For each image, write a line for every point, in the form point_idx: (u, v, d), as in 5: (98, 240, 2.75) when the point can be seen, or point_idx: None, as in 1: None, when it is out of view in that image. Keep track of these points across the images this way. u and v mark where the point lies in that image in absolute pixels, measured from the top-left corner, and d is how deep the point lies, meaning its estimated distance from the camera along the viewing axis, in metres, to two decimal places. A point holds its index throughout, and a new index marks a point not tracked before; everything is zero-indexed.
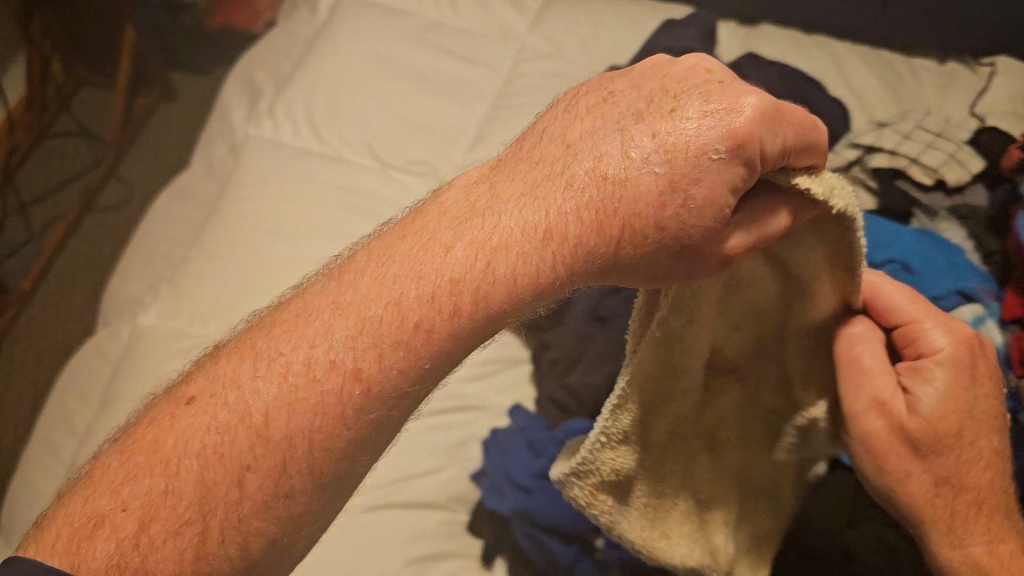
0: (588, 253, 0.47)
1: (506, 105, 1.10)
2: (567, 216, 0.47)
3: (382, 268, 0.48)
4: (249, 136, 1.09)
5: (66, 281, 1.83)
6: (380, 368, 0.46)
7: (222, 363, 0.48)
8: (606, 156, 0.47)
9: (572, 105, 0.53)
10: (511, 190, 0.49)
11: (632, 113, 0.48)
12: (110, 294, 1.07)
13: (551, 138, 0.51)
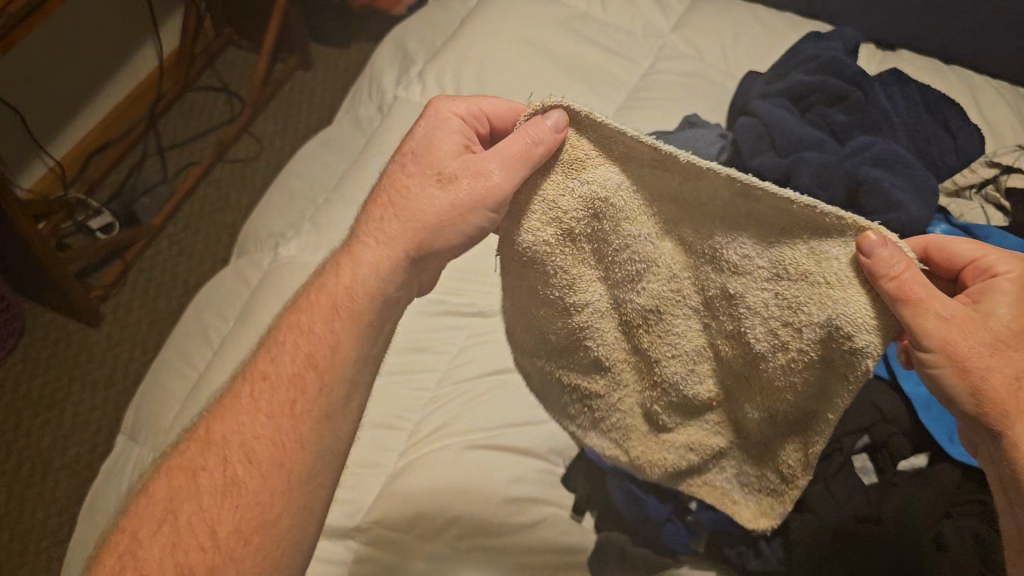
0: (444, 202, 0.64)
1: (641, 98, 1.14)
2: (410, 187, 0.66)
3: (324, 296, 0.66)
4: (398, 98, 1.17)
5: (196, 223, 1.91)
6: (368, 276, 0.65)
7: (203, 422, 0.63)
8: (415, 184, 0.65)
9: (388, 175, 0.68)
10: (376, 234, 0.66)
11: (409, 160, 0.67)
12: (253, 225, 1.16)
13: (383, 199, 0.67)
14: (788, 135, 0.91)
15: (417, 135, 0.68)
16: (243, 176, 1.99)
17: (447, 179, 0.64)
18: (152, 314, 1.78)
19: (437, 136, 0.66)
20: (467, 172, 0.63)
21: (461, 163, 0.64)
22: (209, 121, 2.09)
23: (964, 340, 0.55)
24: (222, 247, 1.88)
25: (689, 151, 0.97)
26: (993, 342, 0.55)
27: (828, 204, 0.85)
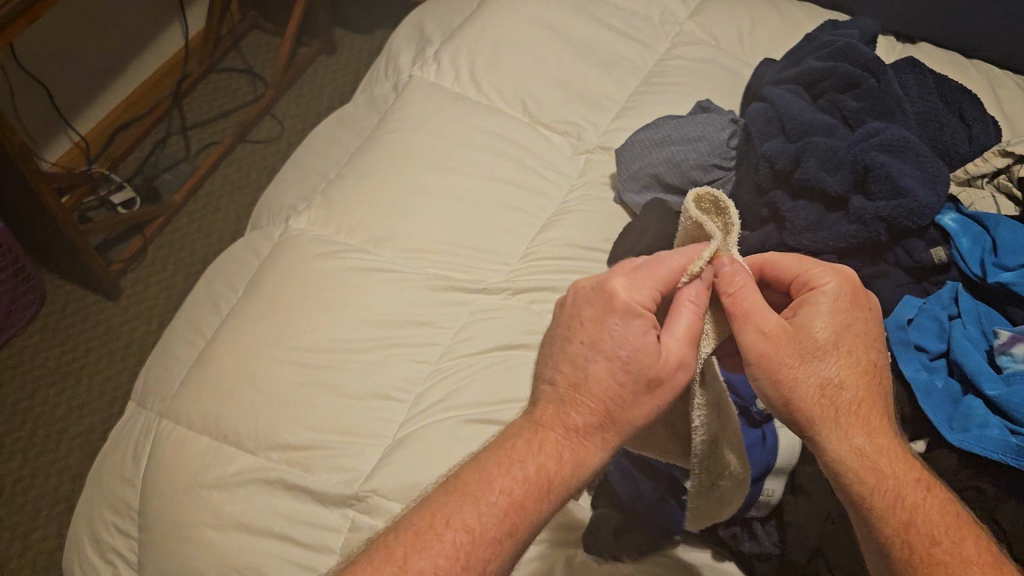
0: (636, 394, 0.63)
1: (655, 83, 1.14)
2: (611, 388, 0.63)
3: (533, 437, 0.63)
4: (414, 78, 1.17)
5: (215, 200, 1.93)
6: (585, 448, 0.63)
7: (400, 535, 0.58)
8: (615, 366, 0.63)
9: (563, 342, 0.66)
10: (582, 402, 0.63)
11: (587, 344, 0.64)
12: (268, 202, 1.17)
13: (560, 365, 0.65)
14: (798, 120, 0.91)
15: (592, 312, 0.65)
16: (264, 156, 2.00)
17: (653, 383, 0.63)
18: (170, 290, 1.80)
19: (609, 316, 0.64)
20: (664, 367, 0.64)
21: (671, 360, 0.64)
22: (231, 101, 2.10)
23: (777, 355, 0.65)
24: (240, 226, 1.89)
25: (699, 137, 0.97)
26: (802, 355, 0.65)
27: (835, 190, 0.85)
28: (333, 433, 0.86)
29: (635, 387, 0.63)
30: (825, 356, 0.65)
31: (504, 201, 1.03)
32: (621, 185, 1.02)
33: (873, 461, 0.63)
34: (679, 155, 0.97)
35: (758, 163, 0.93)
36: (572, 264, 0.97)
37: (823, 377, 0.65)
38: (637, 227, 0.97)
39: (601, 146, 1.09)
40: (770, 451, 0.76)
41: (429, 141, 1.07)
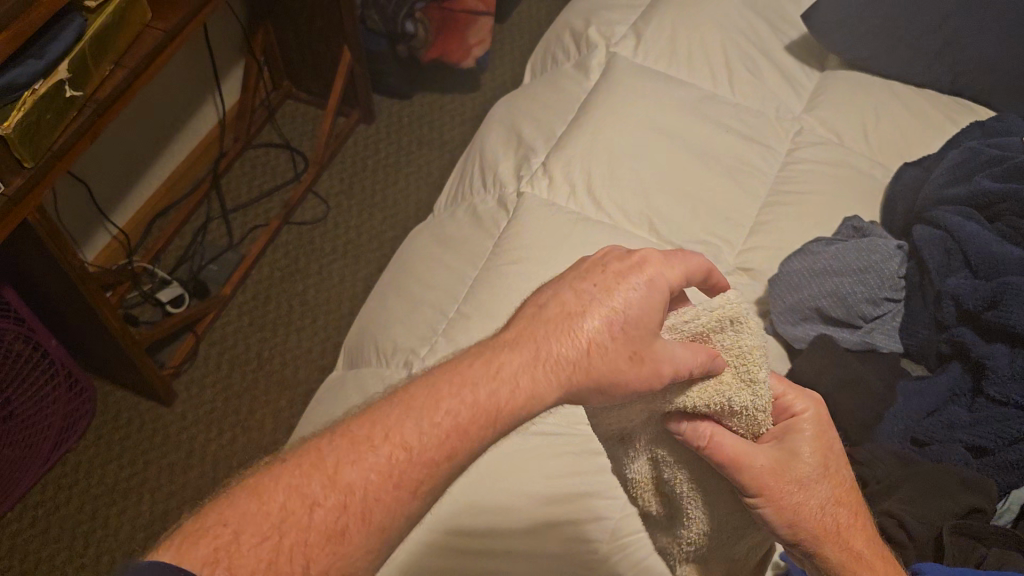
0: (615, 355, 0.63)
1: (785, 192, 1.07)
2: (586, 346, 0.63)
3: (493, 365, 0.61)
4: (523, 193, 1.09)
5: (265, 290, 1.84)
6: (514, 396, 0.60)
7: (330, 443, 0.56)
8: (602, 327, 0.64)
9: (586, 275, 0.67)
10: (555, 345, 0.63)
11: (602, 286, 0.65)
12: (374, 334, 1.08)
13: (594, 292, 0.65)
14: (985, 254, 0.84)
15: (636, 287, 0.65)
16: (311, 239, 1.92)
17: (637, 357, 0.63)
18: (229, 390, 1.71)
19: (617, 287, 0.65)
20: (651, 357, 0.64)
21: (652, 353, 0.64)
22: (270, 178, 2.01)
23: (780, 485, 0.69)
24: (294, 317, 1.81)
25: (865, 268, 0.90)
26: (796, 481, 0.69)
27: None
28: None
29: (619, 349, 0.63)
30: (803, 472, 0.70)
31: None
32: (774, 316, 0.93)
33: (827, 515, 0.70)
34: (837, 287, 0.90)
35: (939, 299, 0.86)
36: None
37: (796, 455, 0.70)
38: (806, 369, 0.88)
39: (738, 268, 1.01)
40: None
41: (558, 272, 0.98)
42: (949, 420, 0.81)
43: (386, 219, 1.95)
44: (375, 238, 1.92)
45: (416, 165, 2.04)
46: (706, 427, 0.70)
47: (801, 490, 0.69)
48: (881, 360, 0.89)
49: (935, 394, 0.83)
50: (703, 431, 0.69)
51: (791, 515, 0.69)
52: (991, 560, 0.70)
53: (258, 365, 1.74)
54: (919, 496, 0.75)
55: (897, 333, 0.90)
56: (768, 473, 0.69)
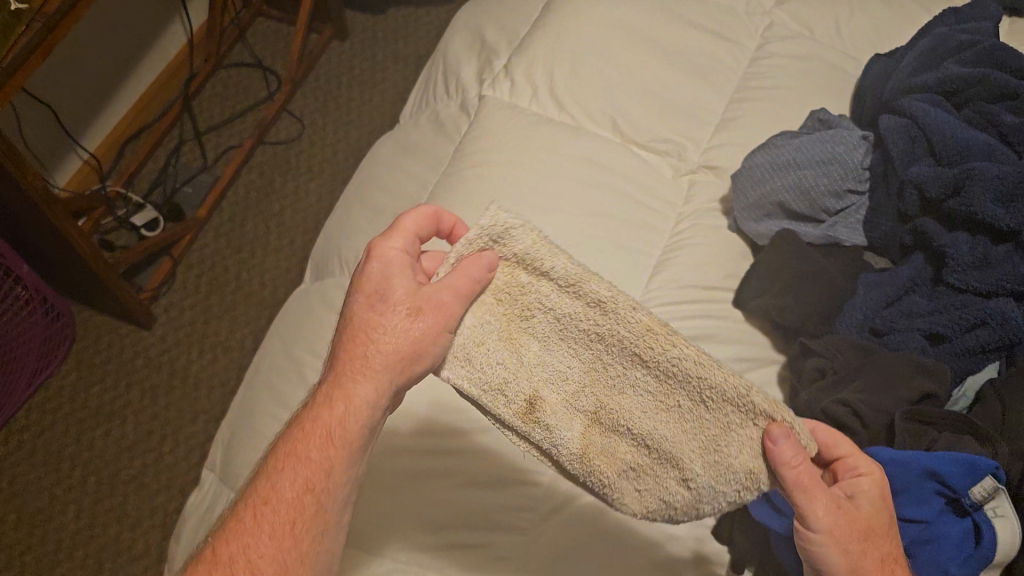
0: (407, 331, 0.63)
1: (753, 87, 1.04)
2: (381, 331, 0.63)
3: (322, 397, 0.63)
4: (484, 98, 1.06)
5: (240, 212, 1.82)
6: (345, 409, 0.62)
7: (231, 529, 0.59)
8: (380, 313, 0.63)
9: (350, 293, 0.67)
10: (361, 349, 0.63)
11: (360, 294, 0.65)
12: (338, 246, 1.07)
13: (359, 296, 0.65)
14: (949, 142, 0.81)
15: (376, 270, 0.65)
16: (286, 159, 1.89)
17: (415, 309, 0.63)
18: (208, 312, 1.70)
19: (376, 276, 0.65)
20: (426, 299, 0.63)
21: (423, 291, 0.63)
22: (243, 99, 1.97)
23: (842, 537, 0.59)
24: (271, 238, 1.79)
25: (828, 161, 0.88)
26: (859, 535, 0.60)
27: (1005, 225, 0.77)
28: (447, 530, 0.77)
29: (394, 319, 0.63)
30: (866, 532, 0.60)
31: (609, 239, 0.93)
32: (738, 214, 0.92)
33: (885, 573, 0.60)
34: (801, 181, 0.88)
35: (903, 189, 0.84)
36: (702, 306, 0.90)
37: (851, 503, 0.61)
38: (765, 265, 0.89)
39: (703, 166, 1.00)
40: (988, 547, 0.63)
41: (518, 176, 0.96)
42: (908, 310, 0.80)
43: (360, 138, 1.91)
44: (350, 157, 1.89)
45: (391, 81, 1.99)
46: (792, 450, 0.58)
47: (866, 548, 0.60)
48: (845, 254, 0.87)
49: (894, 287, 0.82)
50: (790, 453, 0.58)
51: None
52: (940, 444, 0.70)
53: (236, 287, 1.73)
54: (871, 394, 0.74)
55: (861, 226, 0.88)
56: (837, 527, 0.59)
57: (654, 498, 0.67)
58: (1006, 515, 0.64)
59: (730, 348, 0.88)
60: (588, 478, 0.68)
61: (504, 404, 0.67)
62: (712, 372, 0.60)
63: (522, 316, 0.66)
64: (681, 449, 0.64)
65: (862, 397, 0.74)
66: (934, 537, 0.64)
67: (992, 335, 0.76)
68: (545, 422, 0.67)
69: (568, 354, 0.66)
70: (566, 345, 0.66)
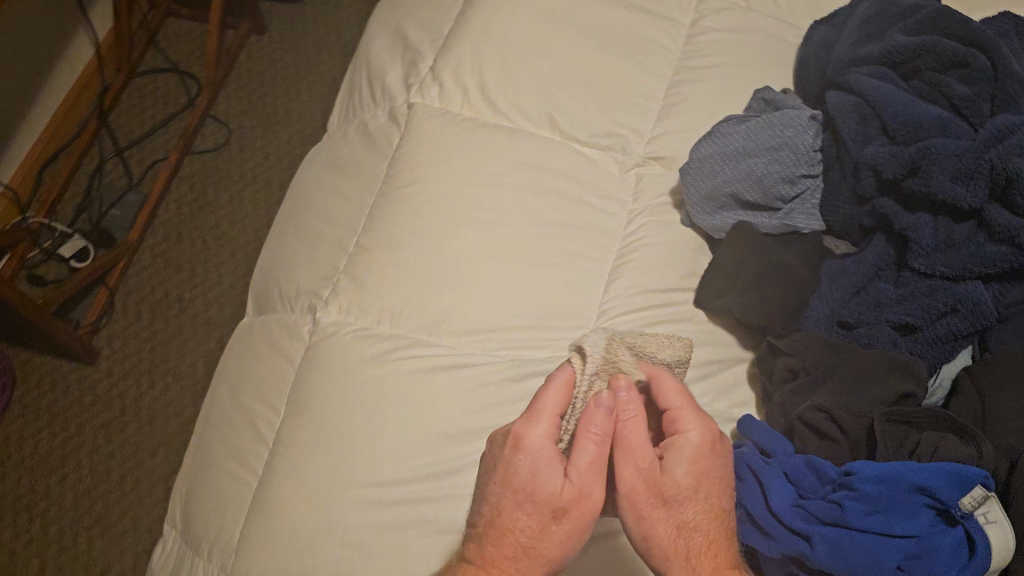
0: (553, 526, 0.62)
1: (693, 66, 0.99)
2: (522, 529, 0.62)
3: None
4: (412, 105, 1.00)
5: (175, 228, 1.72)
6: None
7: None
8: (528, 502, 0.62)
9: (488, 470, 0.65)
10: (511, 541, 0.62)
11: (503, 471, 0.64)
12: (276, 278, 1.01)
13: (501, 478, 0.64)
14: (902, 119, 0.78)
15: (524, 463, 0.63)
16: (216, 167, 1.79)
17: (564, 503, 0.62)
18: (153, 338, 1.63)
19: (526, 463, 0.63)
20: (575, 493, 0.62)
21: (572, 474, 0.62)
22: (162, 107, 1.87)
23: (639, 496, 0.63)
24: (210, 253, 1.71)
25: (779, 146, 0.84)
26: (661, 497, 0.63)
27: (968, 204, 0.73)
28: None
29: (542, 514, 0.62)
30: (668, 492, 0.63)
31: (561, 250, 0.88)
32: (691, 208, 0.88)
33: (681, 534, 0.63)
34: (754, 170, 0.84)
35: (857, 170, 0.81)
36: (666, 311, 0.86)
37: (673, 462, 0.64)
38: (723, 264, 0.85)
39: (649, 157, 0.95)
40: (981, 557, 0.62)
41: (461, 192, 0.91)
42: (876, 300, 0.77)
43: (291, 137, 1.83)
44: (283, 158, 1.81)
45: (317, 73, 1.91)
46: (625, 397, 0.64)
47: (662, 510, 0.63)
48: (804, 241, 0.84)
49: (859, 274, 0.79)
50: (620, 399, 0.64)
51: (645, 528, 0.63)
52: (924, 446, 0.67)
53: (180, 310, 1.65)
54: (845, 395, 0.72)
55: (816, 211, 0.85)
56: (637, 489, 0.63)
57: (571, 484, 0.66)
58: (998, 521, 0.62)
59: (697, 352, 0.85)
60: None
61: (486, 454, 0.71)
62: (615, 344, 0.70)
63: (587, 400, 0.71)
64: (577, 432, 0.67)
65: (836, 401, 0.72)
66: (926, 552, 0.63)
67: (963, 322, 0.73)
68: None
69: None
70: None
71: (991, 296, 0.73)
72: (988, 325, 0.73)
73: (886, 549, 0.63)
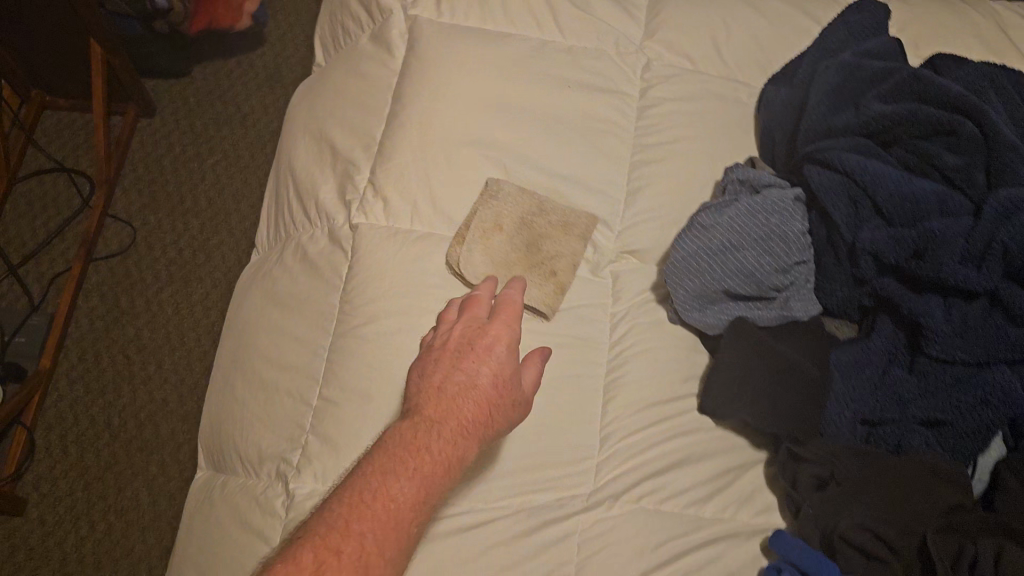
0: (487, 411, 0.68)
1: (651, 146, 0.93)
2: (456, 428, 0.66)
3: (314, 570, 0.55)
4: (356, 227, 0.90)
5: (91, 345, 1.33)
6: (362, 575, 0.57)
7: None
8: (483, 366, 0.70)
9: (410, 299, 0.84)
10: (404, 473, 0.62)
11: (450, 359, 0.70)
12: (231, 435, 0.90)
13: (427, 374, 0.71)
14: (897, 199, 0.73)
15: (461, 334, 0.72)
16: (127, 273, 1.40)
17: (507, 398, 0.70)
18: (91, 479, 1.24)
19: (489, 349, 0.70)
20: (506, 391, 0.70)
21: (513, 382, 0.71)
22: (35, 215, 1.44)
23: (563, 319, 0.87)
24: (139, 386, 1.31)
25: (767, 237, 0.78)
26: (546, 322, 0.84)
27: (982, 287, 0.69)
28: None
29: (492, 396, 0.69)
30: (596, 331, 0.84)
31: (557, 373, 0.81)
32: (679, 307, 0.82)
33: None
34: (745, 262, 0.78)
35: (855, 254, 0.76)
36: (674, 424, 0.80)
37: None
38: (725, 366, 0.79)
39: (622, 252, 0.89)
40: None
41: (426, 332, 0.83)
42: (899, 395, 0.72)
43: (205, 224, 1.46)
44: (216, 251, 1.44)
45: None
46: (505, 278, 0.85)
47: None
48: (806, 332, 0.79)
49: (872, 367, 0.73)
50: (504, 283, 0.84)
51: None
52: (986, 566, 0.63)
53: (96, 468, 1.25)
54: (888, 511, 0.69)
55: (814, 299, 0.79)
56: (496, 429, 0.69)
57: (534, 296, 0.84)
58: None
59: (711, 463, 0.79)
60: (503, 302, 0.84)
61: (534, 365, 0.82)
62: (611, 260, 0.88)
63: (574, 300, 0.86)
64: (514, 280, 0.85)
65: (879, 519, 0.69)
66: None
67: (993, 411, 0.69)
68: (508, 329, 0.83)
69: (573, 340, 0.83)
70: (566, 332, 0.84)
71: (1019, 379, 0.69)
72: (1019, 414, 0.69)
73: None
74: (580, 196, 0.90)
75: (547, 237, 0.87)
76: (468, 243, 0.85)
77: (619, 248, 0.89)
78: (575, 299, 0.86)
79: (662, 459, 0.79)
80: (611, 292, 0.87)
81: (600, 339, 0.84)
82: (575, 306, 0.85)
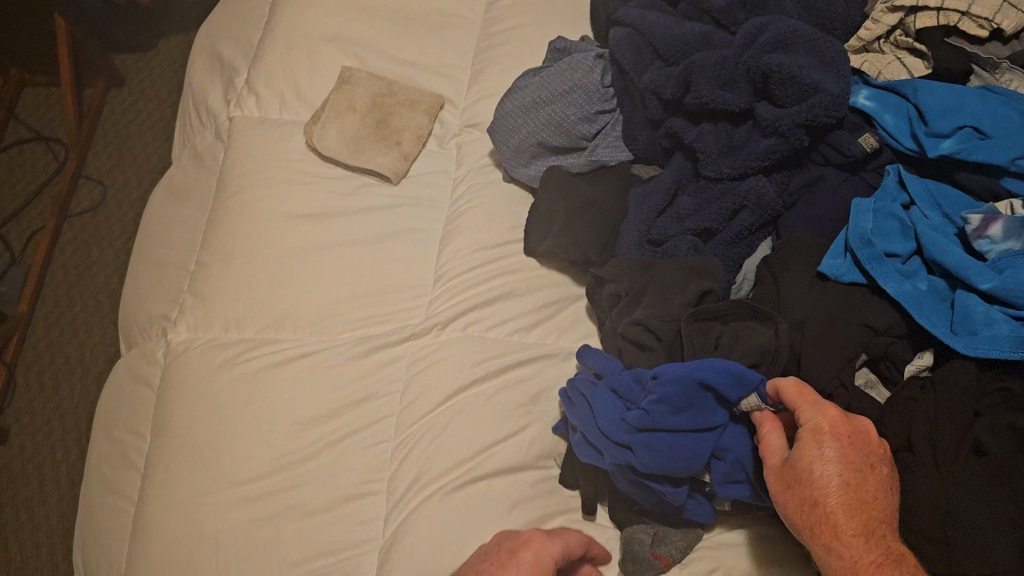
0: None
1: (495, 33, 1.02)
2: None
3: None
4: (233, 120, 1.01)
5: (65, 295, 1.46)
6: None
7: None
8: None
9: (272, 173, 0.95)
10: None
11: None
12: (133, 313, 1.01)
13: None
14: (670, 40, 0.82)
15: None
16: (97, 228, 1.53)
17: None
18: (60, 402, 1.37)
19: None
20: None
21: None
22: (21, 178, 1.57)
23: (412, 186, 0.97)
24: (104, 316, 1.44)
25: (571, 91, 0.89)
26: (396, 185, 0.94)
27: (738, 106, 0.77)
28: (315, 560, 0.76)
29: None
30: (437, 192, 0.94)
31: (401, 227, 0.92)
32: (506, 164, 0.91)
33: (814, 513, 0.57)
34: (553, 114, 0.89)
35: (644, 97, 0.84)
36: (506, 264, 0.89)
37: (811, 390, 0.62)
38: (543, 209, 0.88)
39: (465, 126, 0.98)
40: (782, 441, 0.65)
41: (285, 199, 0.93)
42: (676, 214, 0.80)
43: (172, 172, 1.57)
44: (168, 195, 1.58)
45: None
46: (354, 149, 0.95)
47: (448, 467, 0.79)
48: (613, 173, 0.88)
49: (659, 194, 0.82)
50: (353, 154, 0.95)
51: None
52: (725, 340, 0.70)
53: (69, 401, 1.37)
54: (656, 302, 0.75)
55: (623, 147, 0.89)
56: None
57: (380, 162, 0.95)
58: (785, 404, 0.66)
59: (535, 296, 0.88)
60: (354, 170, 0.96)
61: (379, 220, 0.92)
62: (454, 132, 0.98)
63: (421, 165, 0.96)
64: (363, 150, 0.95)
65: (649, 312, 0.75)
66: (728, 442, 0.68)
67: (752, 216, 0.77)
68: (354, 192, 0.94)
69: (416, 200, 0.94)
70: (410, 194, 0.94)
71: (775, 186, 0.77)
72: (778, 214, 0.77)
73: (698, 446, 0.67)
74: (427, 81, 1.01)
75: (395, 115, 0.97)
76: (321, 124, 0.97)
77: (461, 120, 0.99)
78: (421, 165, 0.96)
79: (489, 294, 0.88)
80: (452, 159, 0.97)
81: (440, 198, 0.94)
82: (422, 170, 0.96)
